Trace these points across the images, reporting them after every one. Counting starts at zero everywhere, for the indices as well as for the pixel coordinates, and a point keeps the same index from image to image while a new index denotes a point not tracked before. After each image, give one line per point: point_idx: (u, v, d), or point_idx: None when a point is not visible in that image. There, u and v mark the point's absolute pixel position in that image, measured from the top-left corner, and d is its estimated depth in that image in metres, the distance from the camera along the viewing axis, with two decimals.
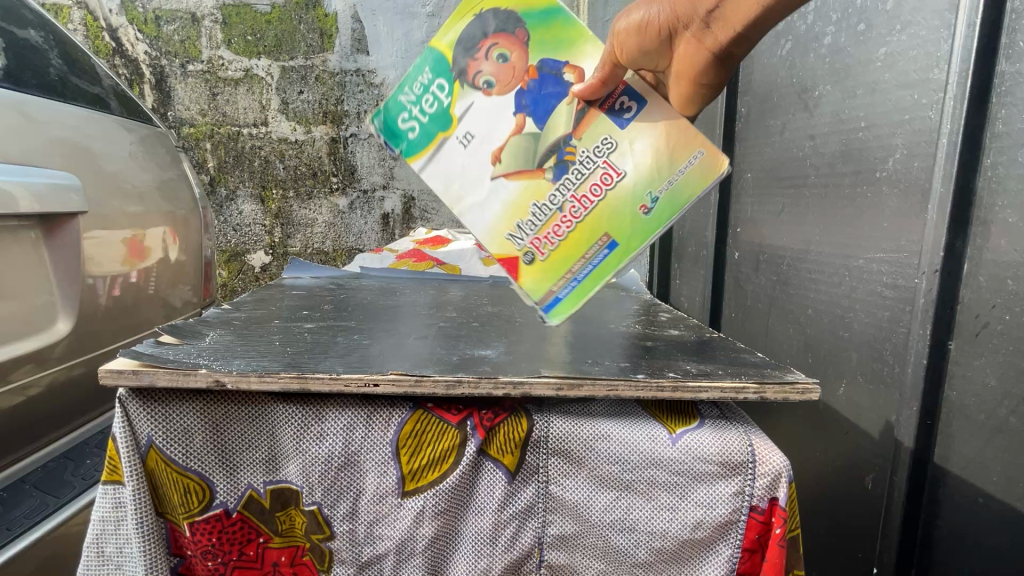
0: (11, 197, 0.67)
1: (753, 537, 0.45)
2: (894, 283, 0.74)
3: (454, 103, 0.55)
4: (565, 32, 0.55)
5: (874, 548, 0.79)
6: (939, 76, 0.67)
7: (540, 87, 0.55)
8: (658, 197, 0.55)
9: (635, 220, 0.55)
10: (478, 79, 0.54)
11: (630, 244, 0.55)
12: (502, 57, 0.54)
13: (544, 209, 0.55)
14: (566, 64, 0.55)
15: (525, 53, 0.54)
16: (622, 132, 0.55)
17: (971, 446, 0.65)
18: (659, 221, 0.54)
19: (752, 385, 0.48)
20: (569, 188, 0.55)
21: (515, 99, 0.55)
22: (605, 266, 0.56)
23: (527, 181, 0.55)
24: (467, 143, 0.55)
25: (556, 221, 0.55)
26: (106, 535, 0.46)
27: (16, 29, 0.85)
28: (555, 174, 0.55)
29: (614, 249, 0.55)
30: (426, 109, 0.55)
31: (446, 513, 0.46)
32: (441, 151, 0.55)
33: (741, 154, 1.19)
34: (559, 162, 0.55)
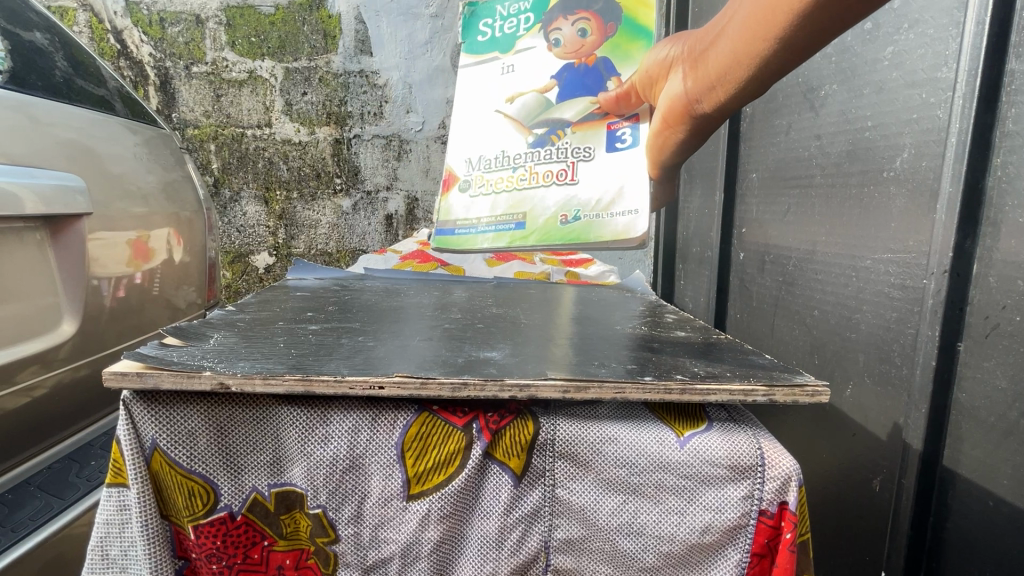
0: (16, 198, 0.67)
1: (762, 542, 0.45)
2: (902, 284, 0.73)
3: (524, 38, 0.92)
4: (633, 54, 0.84)
5: (882, 551, 0.78)
6: (947, 75, 0.67)
7: (585, 75, 0.86)
8: (575, 218, 0.87)
9: (553, 220, 0.88)
10: (555, 35, 0.89)
11: (530, 233, 0.89)
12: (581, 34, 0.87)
13: (511, 166, 0.91)
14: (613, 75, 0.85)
15: (598, 45, 0.86)
16: (602, 149, 0.85)
17: (981, 448, 0.64)
18: (562, 233, 0.87)
19: (761, 387, 0.47)
20: (536, 159, 0.89)
21: (562, 68, 0.88)
22: (510, 231, 0.91)
23: (516, 127, 0.91)
24: (507, 73, 0.92)
25: (510, 178, 0.91)
26: (111, 538, 0.45)
27: (21, 31, 0.85)
28: (535, 141, 0.89)
29: (520, 228, 0.89)
30: (505, 27, 0.93)
31: (452, 517, 0.46)
32: (490, 65, 0.94)
33: (746, 154, 1.18)
34: (546, 135, 0.88)
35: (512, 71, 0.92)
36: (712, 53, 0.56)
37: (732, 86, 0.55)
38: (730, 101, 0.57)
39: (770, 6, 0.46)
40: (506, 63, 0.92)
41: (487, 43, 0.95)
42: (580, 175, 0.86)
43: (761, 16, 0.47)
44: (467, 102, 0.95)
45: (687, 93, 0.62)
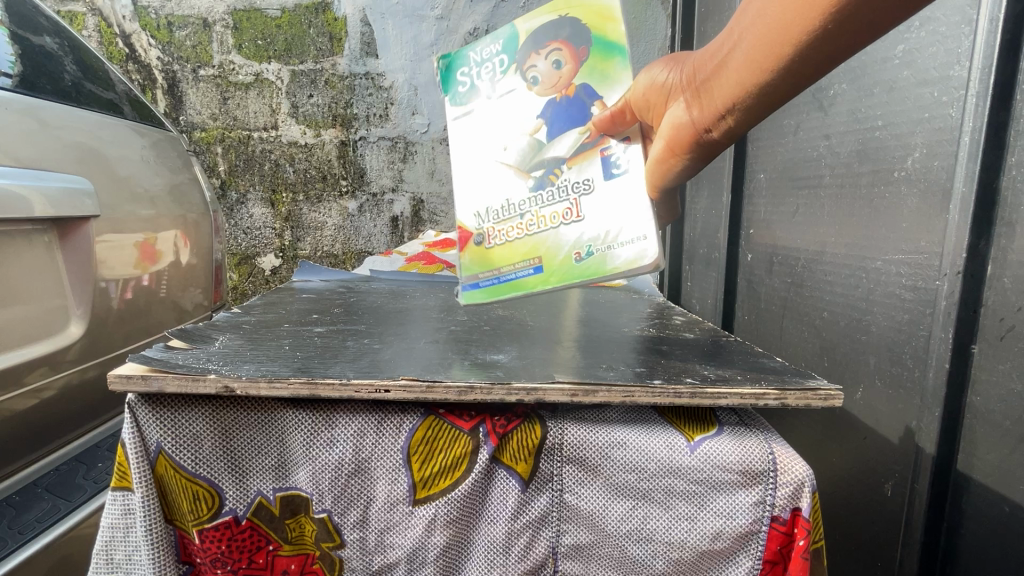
0: (25, 201, 0.67)
1: (774, 549, 0.44)
2: (914, 285, 0.72)
3: (503, 81, 0.65)
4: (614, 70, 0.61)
5: (895, 558, 0.77)
6: (960, 73, 0.65)
7: (569, 105, 0.62)
8: (593, 251, 0.60)
9: (566, 263, 0.61)
10: (529, 72, 0.63)
11: (551, 278, 0.62)
12: (556, 65, 0.62)
13: (506, 209, 0.65)
14: (598, 98, 0.62)
15: (576, 70, 0.62)
16: (606, 183, 0.61)
17: (996, 453, 0.63)
18: (584, 272, 0.60)
19: (773, 391, 0.46)
20: (538, 201, 0.63)
21: (544, 105, 0.63)
22: (526, 283, 0.63)
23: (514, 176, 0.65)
24: (495, 118, 0.65)
25: (512, 223, 0.64)
26: (116, 542, 0.45)
27: (31, 36, 0.86)
28: (535, 185, 0.64)
29: (538, 272, 0.62)
30: (483, 74, 0.66)
31: (459, 522, 0.45)
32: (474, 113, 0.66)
33: (754, 155, 1.17)
34: (542, 177, 0.63)
35: (499, 118, 0.65)
36: (724, 77, 0.50)
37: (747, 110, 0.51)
38: (740, 126, 0.53)
39: (777, 35, 0.45)
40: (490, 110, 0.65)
41: (468, 91, 0.67)
42: (586, 210, 0.61)
43: (776, 31, 0.45)
44: (462, 155, 0.67)
45: (688, 124, 0.54)
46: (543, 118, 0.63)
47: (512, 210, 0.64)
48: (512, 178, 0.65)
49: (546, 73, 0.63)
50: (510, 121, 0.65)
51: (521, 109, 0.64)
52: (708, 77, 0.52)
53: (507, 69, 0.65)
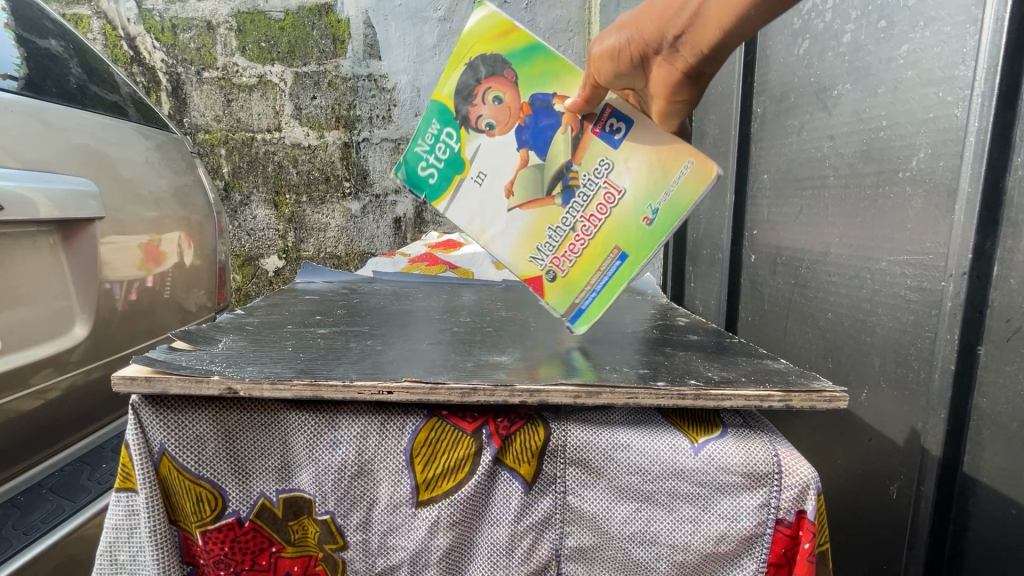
0: (30, 203, 0.67)
1: (779, 552, 0.44)
2: (919, 286, 0.71)
3: (464, 147, 0.61)
4: (549, 65, 0.59)
5: (901, 560, 0.76)
6: (965, 72, 0.65)
7: (536, 121, 0.61)
8: (657, 207, 0.60)
9: (641, 231, 0.61)
10: (481, 122, 0.61)
11: (640, 254, 0.61)
12: (497, 100, 0.60)
13: (558, 231, 0.62)
14: (555, 96, 0.60)
15: (517, 92, 0.60)
16: (615, 152, 0.61)
17: (1003, 455, 0.62)
18: (662, 228, 0.60)
19: (777, 392, 0.46)
20: (578, 210, 0.62)
21: (516, 136, 0.61)
22: (620, 274, 0.62)
23: (540, 208, 0.62)
24: (482, 180, 0.61)
25: (570, 240, 0.62)
26: (120, 543, 0.45)
27: (37, 38, 0.86)
28: (563, 199, 0.62)
29: (625, 259, 0.61)
30: (441, 156, 0.62)
31: (462, 524, 0.45)
32: (460, 191, 0.62)
33: (757, 155, 1.17)
34: (565, 188, 0.61)
35: (485, 175, 0.61)
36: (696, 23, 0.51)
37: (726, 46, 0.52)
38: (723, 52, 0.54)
39: None
40: (473, 175, 0.61)
41: (439, 181, 0.62)
42: (621, 180, 0.61)
43: None
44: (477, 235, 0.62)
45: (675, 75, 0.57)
46: (522, 146, 0.61)
47: (563, 230, 0.62)
48: (537, 212, 0.62)
49: (495, 112, 0.60)
50: (497, 171, 0.61)
51: (500, 157, 0.61)
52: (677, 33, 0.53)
53: (460, 137, 0.61)
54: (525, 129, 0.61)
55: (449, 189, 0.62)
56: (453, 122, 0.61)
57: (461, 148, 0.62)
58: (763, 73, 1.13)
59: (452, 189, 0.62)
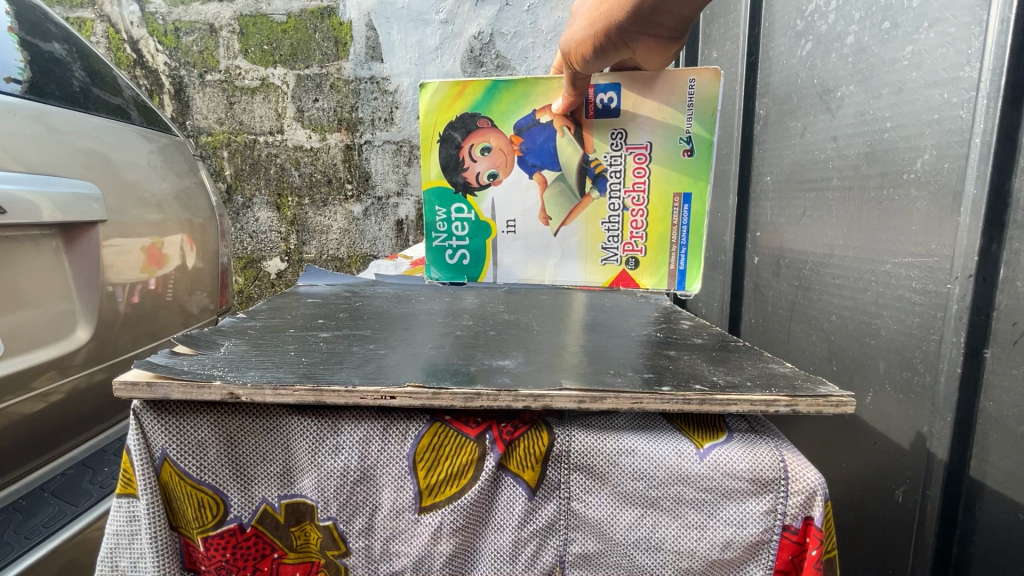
0: (34, 206, 0.67)
1: (786, 558, 0.43)
2: (925, 289, 0.71)
3: (478, 211, 1.01)
4: (511, 92, 0.94)
5: (907, 564, 0.76)
6: (970, 74, 0.65)
7: (536, 144, 0.96)
8: (688, 138, 0.92)
9: (686, 163, 0.93)
10: (486, 176, 0.99)
11: (697, 184, 0.93)
12: (486, 149, 0.98)
13: (616, 215, 0.97)
14: (535, 113, 0.95)
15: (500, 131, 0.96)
16: (621, 121, 0.93)
17: (1010, 459, 0.62)
18: (699, 153, 0.92)
19: (783, 397, 0.46)
20: (621, 187, 0.96)
21: (527, 166, 0.98)
22: (692, 212, 0.95)
23: (585, 211, 0.98)
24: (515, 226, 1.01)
25: (630, 215, 0.97)
26: (120, 549, 0.45)
27: (40, 42, 0.86)
28: (602, 186, 0.97)
29: (687, 197, 0.94)
30: (461, 232, 1.03)
31: (465, 529, 0.45)
32: (500, 244, 1.02)
33: (760, 157, 1.16)
34: (596, 177, 0.97)
35: (516, 221, 1.01)
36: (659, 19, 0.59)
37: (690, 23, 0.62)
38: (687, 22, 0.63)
39: None
40: (507, 226, 1.01)
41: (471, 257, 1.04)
42: (637, 139, 0.94)
43: None
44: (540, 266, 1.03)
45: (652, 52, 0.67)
46: (536, 172, 0.98)
47: (618, 211, 0.97)
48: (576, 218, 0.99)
49: (489, 164, 0.98)
50: (524, 213, 1.00)
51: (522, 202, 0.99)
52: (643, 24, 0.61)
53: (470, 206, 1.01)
54: (528, 156, 0.97)
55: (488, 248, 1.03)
56: (457, 199, 1.01)
57: (478, 213, 1.01)
58: (766, 74, 1.13)
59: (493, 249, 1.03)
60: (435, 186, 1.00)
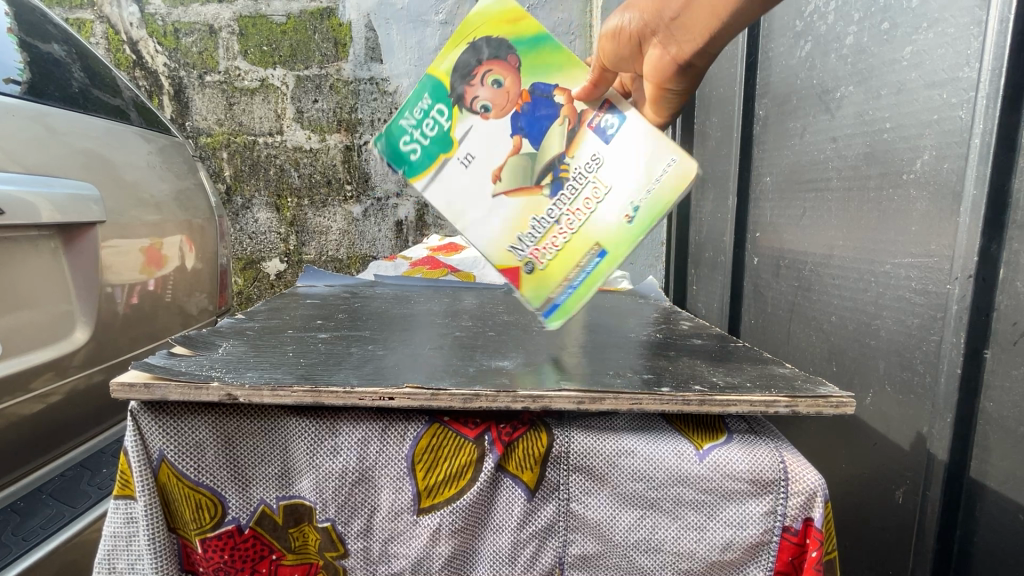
0: (32, 207, 0.67)
1: (786, 560, 0.43)
2: (924, 289, 0.71)
3: (454, 127, 0.58)
4: (554, 57, 0.58)
5: (907, 566, 0.76)
6: (969, 74, 0.65)
7: (533, 110, 0.58)
8: (638, 206, 0.58)
9: (620, 228, 0.58)
10: (476, 104, 0.57)
11: (618, 252, 0.58)
12: (497, 83, 0.57)
13: (542, 223, 0.59)
14: (556, 87, 0.58)
15: (518, 79, 0.58)
16: (607, 148, 0.59)
17: (1011, 460, 0.61)
18: (642, 227, 0.58)
19: (783, 398, 0.45)
20: (563, 203, 0.59)
21: (511, 121, 0.58)
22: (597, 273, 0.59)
23: (526, 198, 0.59)
24: (468, 164, 0.58)
25: (553, 233, 0.59)
26: (118, 551, 0.45)
27: (40, 43, 0.86)
28: (552, 190, 0.59)
29: (603, 257, 0.59)
30: (427, 133, 0.58)
31: (464, 531, 0.44)
32: (441, 173, 0.58)
33: (760, 158, 1.16)
34: (554, 179, 0.59)
35: (473, 158, 0.57)
36: (686, 18, 0.56)
37: (711, 51, 0.57)
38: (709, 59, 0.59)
39: None
40: (459, 157, 0.57)
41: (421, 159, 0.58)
42: (610, 178, 0.59)
43: None
44: None
45: (662, 74, 0.62)
46: (517, 131, 0.58)
47: (548, 221, 0.59)
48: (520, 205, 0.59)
49: (490, 95, 0.57)
50: (486, 154, 0.57)
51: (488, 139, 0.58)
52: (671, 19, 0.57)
53: (452, 114, 0.57)
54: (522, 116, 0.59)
55: (430, 169, 0.58)
56: (445, 98, 0.57)
57: (452, 127, 0.58)
58: (765, 75, 1.13)
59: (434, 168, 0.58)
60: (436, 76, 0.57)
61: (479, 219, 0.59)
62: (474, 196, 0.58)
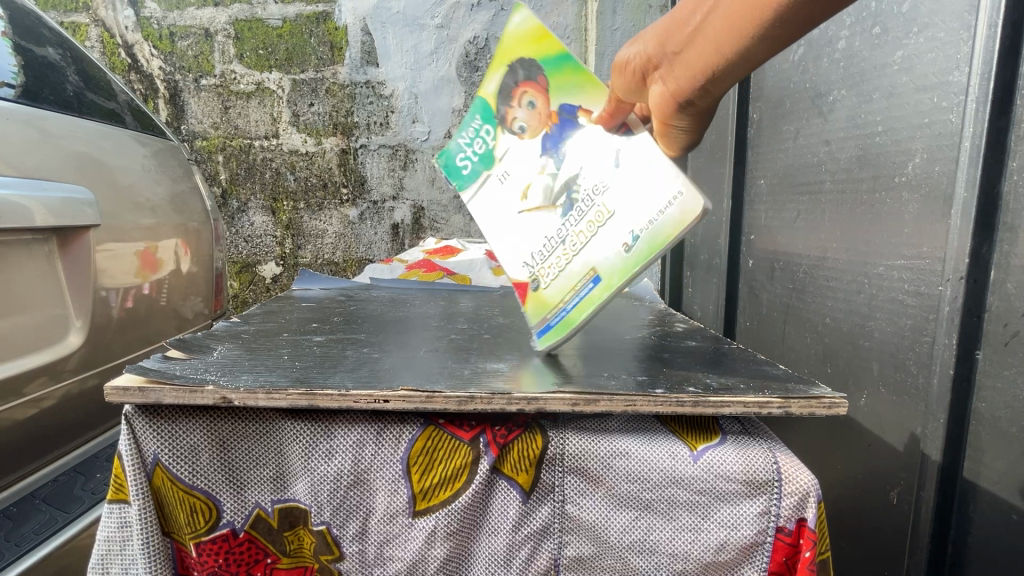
0: (26, 211, 0.67)
1: (780, 560, 0.43)
2: (917, 291, 0.71)
3: (497, 144, 0.62)
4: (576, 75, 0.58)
5: (902, 566, 0.76)
6: (959, 78, 0.65)
7: (560, 131, 0.60)
8: (638, 235, 0.55)
9: (618, 259, 0.55)
10: (513, 125, 0.61)
11: (614, 280, 0.55)
12: (531, 105, 0.60)
13: (549, 243, 0.59)
14: (581, 108, 0.59)
15: (548, 99, 0.60)
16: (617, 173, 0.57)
17: (1003, 460, 0.62)
18: (637, 260, 0.54)
19: (776, 399, 0.46)
20: (571, 223, 0.59)
21: (542, 142, 0.61)
22: (592, 298, 0.57)
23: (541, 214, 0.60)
24: (505, 179, 0.62)
25: (556, 252, 0.59)
26: (112, 556, 0.45)
27: (34, 47, 0.86)
28: (563, 211, 0.59)
29: (597, 282, 0.56)
30: (478, 148, 0.63)
31: (459, 534, 0.44)
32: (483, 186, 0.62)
33: (754, 161, 1.17)
34: (567, 201, 0.59)
35: (508, 175, 0.62)
36: (693, 51, 0.48)
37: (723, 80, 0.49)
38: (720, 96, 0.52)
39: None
40: (498, 174, 0.62)
41: (473, 172, 0.63)
42: (615, 204, 0.57)
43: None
44: None
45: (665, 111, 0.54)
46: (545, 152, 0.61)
47: (555, 241, 0.59)
48: (534, 217, 0.61)
49: (529, 116, 0.61)
50: (520, 174, 0.61)
51: (524, 158, 0.61)
52: (676, 53, 0.50)
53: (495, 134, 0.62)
54: (551, 137, 0.60)
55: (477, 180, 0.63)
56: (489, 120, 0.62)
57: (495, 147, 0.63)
58: (759, 79, 1.14)
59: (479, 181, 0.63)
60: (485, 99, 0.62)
61: (503, 233, 0.62)
62: (504, 216, 0.61)
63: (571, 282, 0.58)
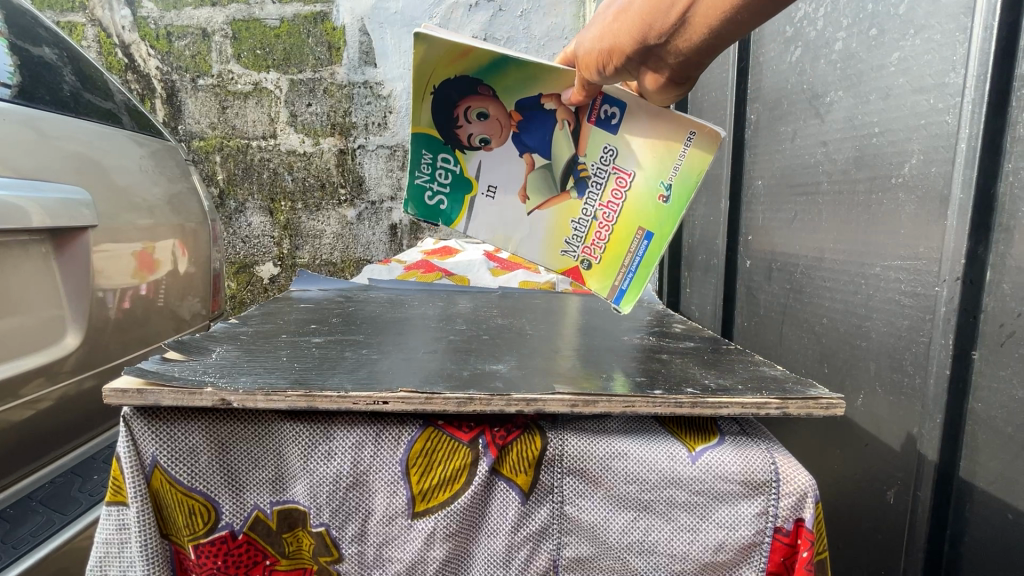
0: (23, 211, 0.67)
1: (778, 560, 0.43)
2: (913, 291, 0.72)
3: (464, 167, 0.67)
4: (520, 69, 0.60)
5: (899, 565, 0.76)
6: (955, 80, 0.66)
7: (530, 124, 0.65)
8: (669, 184, 0.66)
9: (658, 210, 0.67)
10: (473, 141, 0.66)
11: (664, 230, 0.67)
12: (483, 116, 0.64)
13: (583, 222, 0.69)
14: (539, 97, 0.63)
15: (500, 104, 0.63)
16: (615, 137, 0.66)
17: (998, 459, 0.62)
18: (678, 202, 0.66)
19: (774, 400, 0.46)
20: (595, 199, 0.68)
21: (516, 144, 0.66)
22: (650, 252, 0.68)
23: (559, 205, 0.69)
24: (493, 193, 0.68)
25: (596, 228, 0.69)
26: (110, 558, 0.45)
27: (30, 47, 0.86)
28: (579, 192, 0.68)
29: (650, 237, 0.68)
30: (444, 180, 0.68)
31: (458, 535, 0.44)
32: (475, 208, 0.69)
33: (751, 162, 1.17)
34: (577, 181, 0.68)
35: (496, 188, 0.68)
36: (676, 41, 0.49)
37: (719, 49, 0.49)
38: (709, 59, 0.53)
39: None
40: (484, 191, 0.68)
41: (450, 203, 0.69)
42: (629, 165, 0.66)
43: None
44: None
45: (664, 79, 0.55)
46: (525, 151, 0.67)
47: (588, 219, 0.69)
48: (550, 210, 0.69)
49: (484, 128, 0.65)
50: (506, 182, 0.68)
51: (505, 169, 0.67)
52: (663, 41, 0.50)
53: (458, 160, 0.67)
54: (523, 134, 0.66)
55: (463, 209, 0.69)
56: (444, 148, 0.66)
57: (463, 169, 0.67)
58: (756, 80, 1.14)
59: (468, 208, 0.69)
60: (424, 133, 0.64)
61: (525, 230, 0.70)
62: (518, 221, 0.70)
63: (620, 246, 0.69)
